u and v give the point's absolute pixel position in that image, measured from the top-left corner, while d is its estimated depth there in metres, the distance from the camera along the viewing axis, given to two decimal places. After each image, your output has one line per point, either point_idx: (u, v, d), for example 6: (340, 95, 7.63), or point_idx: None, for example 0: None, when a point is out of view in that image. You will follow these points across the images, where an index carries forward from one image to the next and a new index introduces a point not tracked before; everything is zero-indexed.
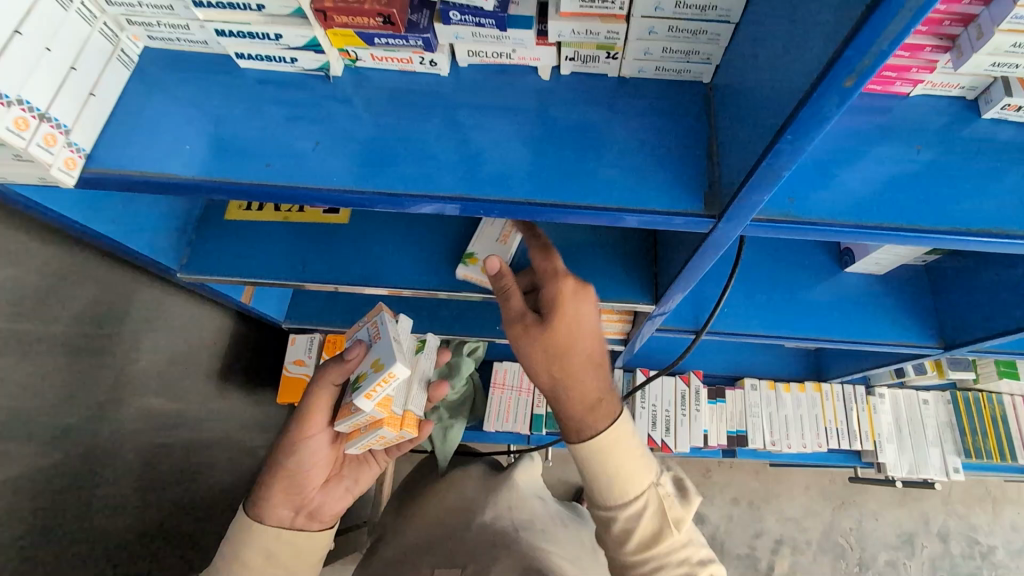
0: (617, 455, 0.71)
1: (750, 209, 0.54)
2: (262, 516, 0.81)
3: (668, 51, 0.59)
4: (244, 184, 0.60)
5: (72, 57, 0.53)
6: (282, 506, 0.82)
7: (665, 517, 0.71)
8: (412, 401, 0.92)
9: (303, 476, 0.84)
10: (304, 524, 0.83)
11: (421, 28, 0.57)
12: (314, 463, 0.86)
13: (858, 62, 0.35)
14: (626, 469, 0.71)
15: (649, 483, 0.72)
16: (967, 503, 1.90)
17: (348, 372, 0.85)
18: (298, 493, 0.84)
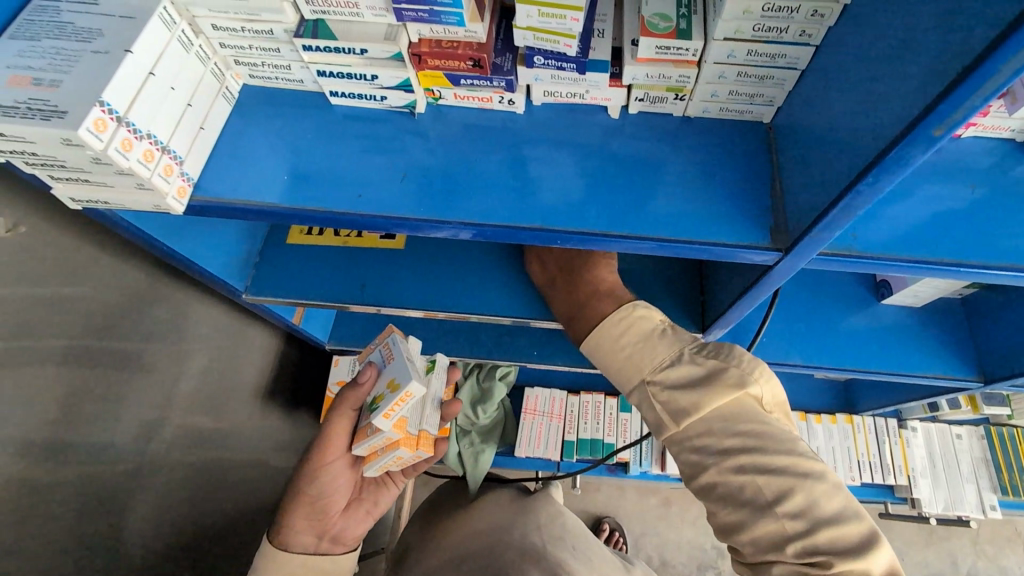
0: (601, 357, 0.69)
1: (820, 244, 0.57)
2: (286, 542, 0.81)
3: (734, 93, 0.63)
4: (333, 213, 0.64)
5: (189, 95, 0.58)
6: (305, 532, 0.82)
7: (663, 408, 0.63)
8: (426, 421, 0.90)
9: (326, 502, 0.85)
10: (329, 548, 0.84)
11: (505, 71, 0.62)
12: (335, 489, 0.86)
13: (950, 114, 0.38)
14: (616, 364, 0.67)
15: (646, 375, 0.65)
16: (996, 544, 1.85)
17: (363, 396, 0.81)
18: (321, 518, 0.85)
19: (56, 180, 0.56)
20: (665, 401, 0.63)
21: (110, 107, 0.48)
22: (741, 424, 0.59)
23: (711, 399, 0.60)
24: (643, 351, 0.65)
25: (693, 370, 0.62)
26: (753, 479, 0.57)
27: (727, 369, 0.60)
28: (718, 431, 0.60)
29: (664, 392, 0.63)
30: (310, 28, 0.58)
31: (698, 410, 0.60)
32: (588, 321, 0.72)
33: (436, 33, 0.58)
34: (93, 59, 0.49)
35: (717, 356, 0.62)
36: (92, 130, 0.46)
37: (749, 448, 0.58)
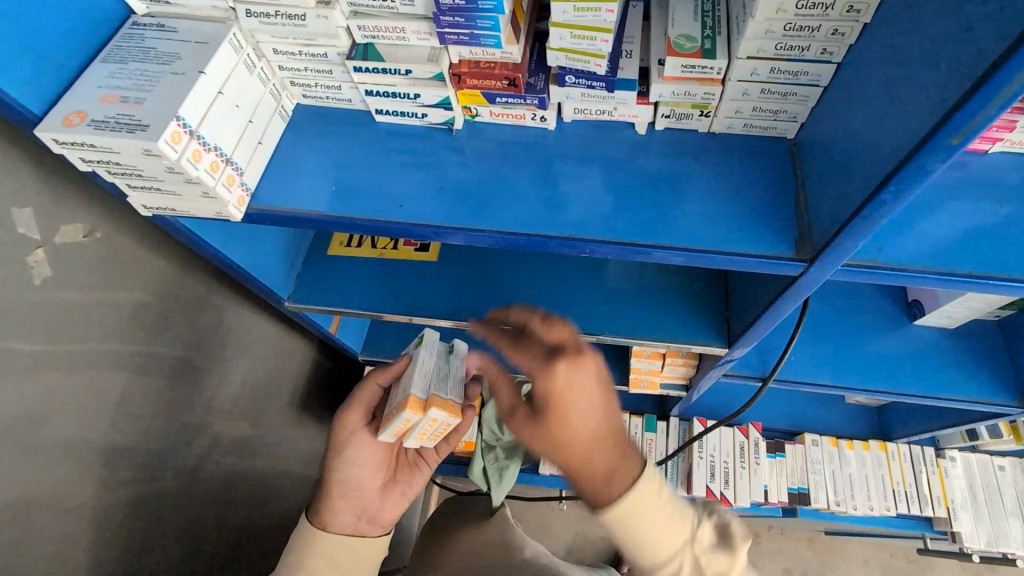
0: (638, 517, 0.64)
1: (844, 255, 0.58)
2: (325, 523, 0.89)
3: (758, 110, 0.66)
4: (375, 222, 0.68)
5: (249, 112, 0.64)
6: (343, 514, 0.90)
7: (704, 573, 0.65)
8: (451, 390, 0.86)
9: (355, 482, 0.92)
10: (365, 528, 0.92)
11: (538, 89, 0.66)
12: (362, 468, 0.92)
13: (967, 123, 0.40)
14: (647, 529, 0.64)
15: (684, 540, 0.65)
16: None
17: (392, 375, 0.91)
18: (356, 497, 0.92)
19: (132, 190, 0.61)
20: (708, 564, 0.65)
21: (184, 122, 0.53)
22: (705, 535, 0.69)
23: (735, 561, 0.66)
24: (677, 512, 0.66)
25: (710, 531, 0.68)
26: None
27: (730, 522, 0.68)
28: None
29: (704, 553, 0.66)
30: (361, 51, 0.63)
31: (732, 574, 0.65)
32: (604, 470, 0.65)
33: (475, 54, 0.62)
34: (170, 79, 0.54)
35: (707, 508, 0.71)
36: (168, 142, 0.52)
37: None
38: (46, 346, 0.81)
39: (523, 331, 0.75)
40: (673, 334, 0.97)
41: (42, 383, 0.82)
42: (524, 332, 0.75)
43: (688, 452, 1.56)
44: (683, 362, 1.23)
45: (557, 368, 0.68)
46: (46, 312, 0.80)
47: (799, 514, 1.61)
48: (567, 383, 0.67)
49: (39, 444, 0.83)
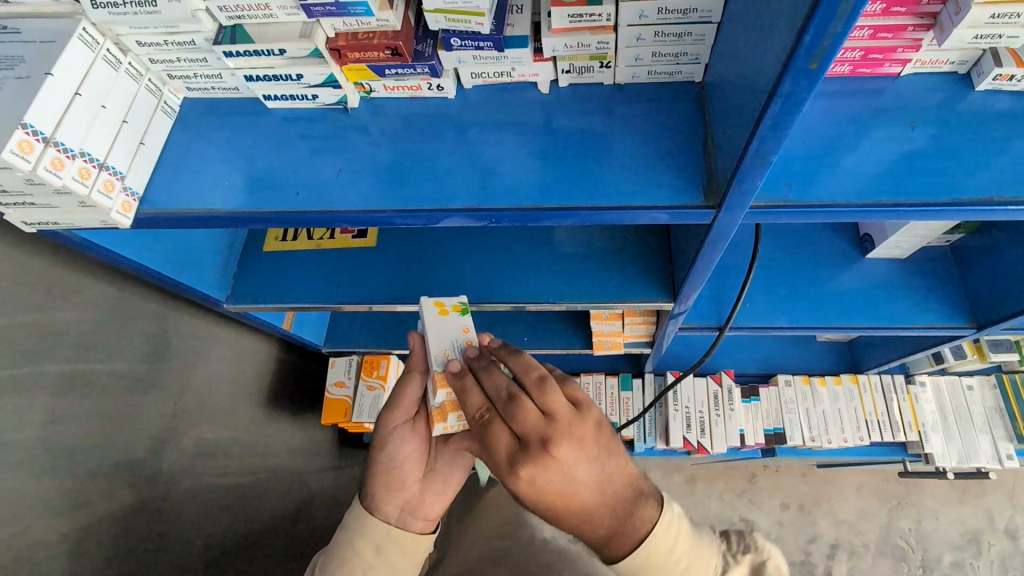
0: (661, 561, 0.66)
1: (747, 196, 0.57)
2: (371, 509, 0.76)
3: (658, 55, 0.63)
4: (278, 212, 0.66)
5: (123, 112, 0.60)
6: (387, 505, 0.76)
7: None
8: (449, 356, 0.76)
9: (401, 474, 0.77)
10: (409, 524, 0.76)
11: (426, 57, 0.62)
12: (407, 460, 0.78)
13: (819, 44, 0.38)
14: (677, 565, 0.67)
15: None
16: None
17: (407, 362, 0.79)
18: (400, 490, 0.76)
19: (8, 207, 0.59)
20: None
21: (34, 129, 0.50)
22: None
23: None
24: (693, 558, 0.67)
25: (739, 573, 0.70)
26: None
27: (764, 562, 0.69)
28: None
29: None
30: (228, 34, 0.59)
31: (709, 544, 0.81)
32: (618, 521, 0.65)
33: (350, 26, 0.59)
34: (15, 85, 0.51)
35: (747, 546, 0.72)
36: (17, 152, 0.49)
37: None
38: None
39: (488, 423, 0.66)
40: (621, 293, 0.95)
41: None
42: (490, 420, 0.66)
43: (664, 404, 1.56)
44: (643, 319, 1.22)
45: (535, 481, 0.62)
46: None
47: (777, 452, 1.66)
48: (540, 493, 0.62)
49: None
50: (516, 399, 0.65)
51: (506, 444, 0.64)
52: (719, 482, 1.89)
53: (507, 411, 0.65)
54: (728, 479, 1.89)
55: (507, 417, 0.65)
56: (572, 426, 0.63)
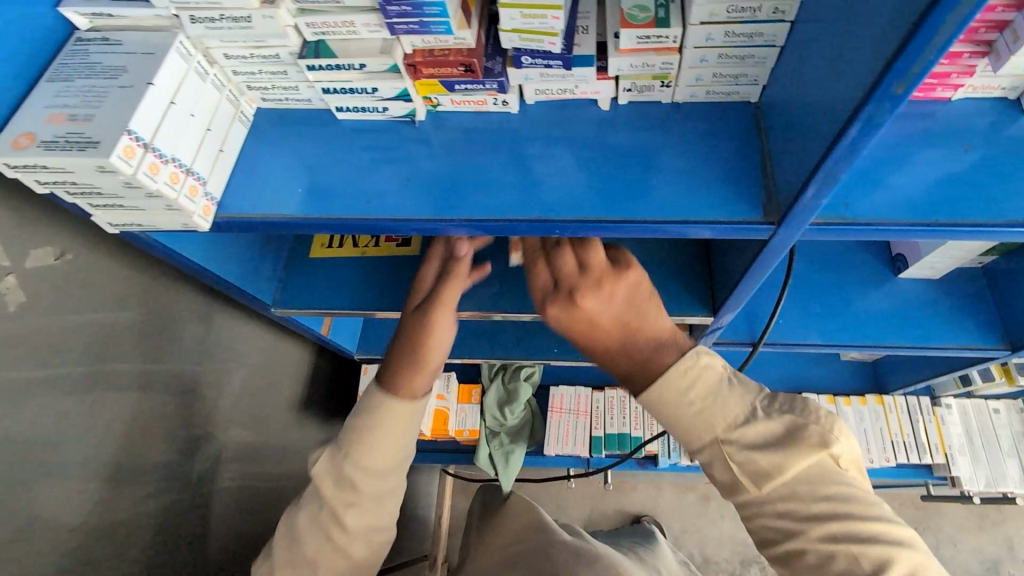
0: (673, 410, 0.63)
1: (809, 213, 0.59)
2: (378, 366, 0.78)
3: (718, 76, 0.66)
4: (345, 219, 0.68)
5: (207, 120, 0.63)
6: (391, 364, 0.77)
7: (743, 471, 0.59)
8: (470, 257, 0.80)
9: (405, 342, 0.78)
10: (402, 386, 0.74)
11: (496, 73, 0.65)
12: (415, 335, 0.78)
13: (909, 70, 0.40)
14: (688, 422, 0.62)
15: (715, 441, 0.61)
16: None
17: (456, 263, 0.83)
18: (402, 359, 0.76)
19: (96, 209, 0.61)
20: (743, 464, 0.59)
21: (137, 135, 0.53)
22: (825, 487, 0.57)
23: (796, 461, 0.57)
24: (714, 404, 0.62)
25: (774, 428, 0.60)
26: (847, 547, 0.55)
27: (807, 426, 0.59)
28: (803, 496, 0.57)
29: (743, 454, 0.59)
30: (312, 49, 0.62)
31: (780, 470, 0.58)
32: (649, 372, 0.65)
33: (428, 43, 0.62)
34: (120, 93, 0.54)
35: (792, 408, 0.61)
36: (122, 157, 0.52)
37: (837, 514, 0.56)
38: (31, 370, 0.81)
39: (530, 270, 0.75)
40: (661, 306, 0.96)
41: (39, 409, 0.83)
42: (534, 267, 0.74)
43: None
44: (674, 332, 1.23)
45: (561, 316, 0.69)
46: (34, 339, 0.81)
47: None
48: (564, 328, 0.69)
49: (27, 466, 0.82)
50: (562, 248, 0.72)
51: (541, 282, 0.73)
52: None
53: (573, 293, 0.68)
54: None
55: (548, 263, 0.73)
56: (606, 278, 0.68)
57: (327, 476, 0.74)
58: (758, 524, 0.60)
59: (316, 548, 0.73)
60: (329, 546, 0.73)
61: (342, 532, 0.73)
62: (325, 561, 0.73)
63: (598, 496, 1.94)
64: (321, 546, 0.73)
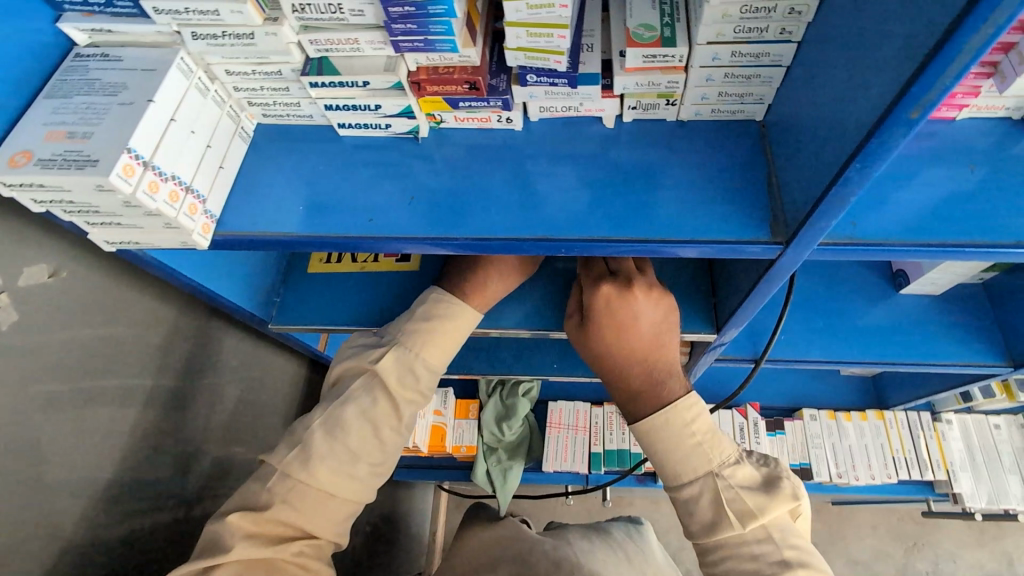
0: (673, 433, 0.75)
1: (817, 235, 0.58)
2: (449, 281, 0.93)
3: (724, 95, 0.65)
4: (347, 237, 0.67)
5: (207, 137, 0.62)
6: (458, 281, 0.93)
7: (730, 508, 0.71)
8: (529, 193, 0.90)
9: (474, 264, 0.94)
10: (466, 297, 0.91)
11: (501, 91, 0.65)
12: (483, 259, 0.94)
13: (924, 96, 0.40)
14: (681, 452, 0.74)
15: (708, 474, 0.74)
16: None
17: None
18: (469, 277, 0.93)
19: (94, 227, 0.60)
20: (731, 501, 0.72)
21: (137, 153, 0.52)
22: (790, 537, 0.71)
23: (774, 507, 0.71)
24: (710, 442, 0.75)
25: (755, 475, 0.74)
26: None
27: (781, 480, 0.73)
28: (773, 539, 0.71)
29: (731, 491, 0.72)
30: (315, 66, 0.61)
31: (759, 514, 0.70)
32: (658, 396, 0.76)
33: (433, 60, 0.61)
34: (120, 111, 0.53)
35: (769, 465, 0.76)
36: (121, 175, 0.51)
37: (801, 561, 0.69)
38: (21, 390, 0.79)
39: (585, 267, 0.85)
40: None
41: (31, 432, 0.81)
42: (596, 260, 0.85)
43: None
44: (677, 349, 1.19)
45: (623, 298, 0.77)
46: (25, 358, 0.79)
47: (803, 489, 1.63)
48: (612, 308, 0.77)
49: (11, 487, 0.79)
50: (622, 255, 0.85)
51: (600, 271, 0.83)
52: None
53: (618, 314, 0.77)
54: None
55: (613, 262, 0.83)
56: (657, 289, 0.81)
57: (393, 371, 0.85)
58: (724, 566, 0.72)
59: (361, 442, 0.80)
60: (375, 441, 0.81)
61: (393, 430, 0.83)
62: (365, 457, 0.80)
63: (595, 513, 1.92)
64: (367, 440, 0.80)
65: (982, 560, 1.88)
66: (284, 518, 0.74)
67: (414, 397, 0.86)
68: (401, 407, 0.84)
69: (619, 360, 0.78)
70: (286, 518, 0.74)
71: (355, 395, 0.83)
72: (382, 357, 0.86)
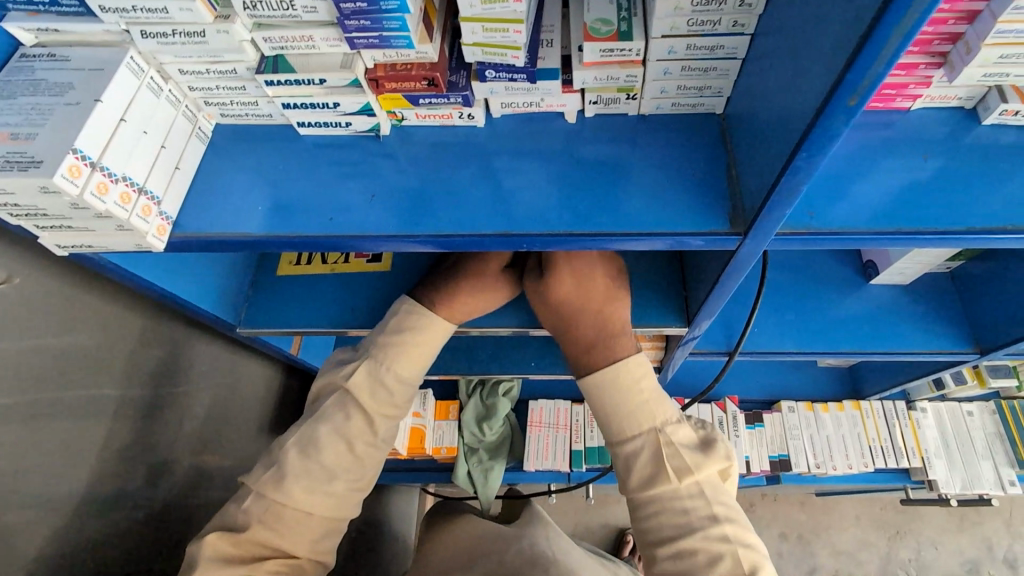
0: (622, 387, 0.78)
1: (774, 224, 0.59)
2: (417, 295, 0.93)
3: (683, 88, 0.66)
4: (308, 236, 0.66)
5: (161, 138, 0.61)
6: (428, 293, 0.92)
7: (670, 462, 0.74)
8: None
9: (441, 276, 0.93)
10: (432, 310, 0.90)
11: (460, 87, 0.64)
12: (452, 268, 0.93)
13: (859, 83, 0.40)
14: (628, 406, 0.78)
15: (651, 426, 0.76)
16: None
17: None
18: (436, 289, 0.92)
19: (43, 230, 0.59)
20: (671, 455, 0.74)
21: (83, 154, 0.51)
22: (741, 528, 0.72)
23: (711, 465, 0.74)
24: (655, 400, 0.78)
25: (695, 438, 0.77)
26: None
27: (715, 440, 0.77)
28: (710, 499, 0.72)
29: (674, 446, 0.74)
30: (271, 63, 0.60)
31: (698, 472, 0.73)
32: (610, 351, 0.81)
33: (389, 57, 0.61)
34: (65, 111, 0.52)
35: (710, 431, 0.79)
36: (67, 176, 0.50)
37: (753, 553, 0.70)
38: None
39: None
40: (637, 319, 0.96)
41: None
42: None
43: None
44: (651, 344, 1.22)
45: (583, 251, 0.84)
46: None
47: (783, 480, 1.65)
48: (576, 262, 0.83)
49: None
50: None
51: None
52: None
53: (571, 271, 0.82)
54: None
55: None
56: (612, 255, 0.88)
57: (364, 386, 0.85)
58: (657, 522, 0.73)
59: (336, 459, 0.81)
60: (351, 457, 0.82)
61: (367, 445, 0.83)
62: (343, 474, 0.81)
63: (582, 511, 2.00)
64: (341, 455, 0.81)
65: (962, 545, 1.92)
66: (262, 539, 0.74)
67: (388, 412, 0.86)
68: (376, 421, 0.84)
69: (577, 312, 0.83)
70: (265, 539, 0.74)
71: (328, 414, 0.84)
72: (353, 373, 0.86)
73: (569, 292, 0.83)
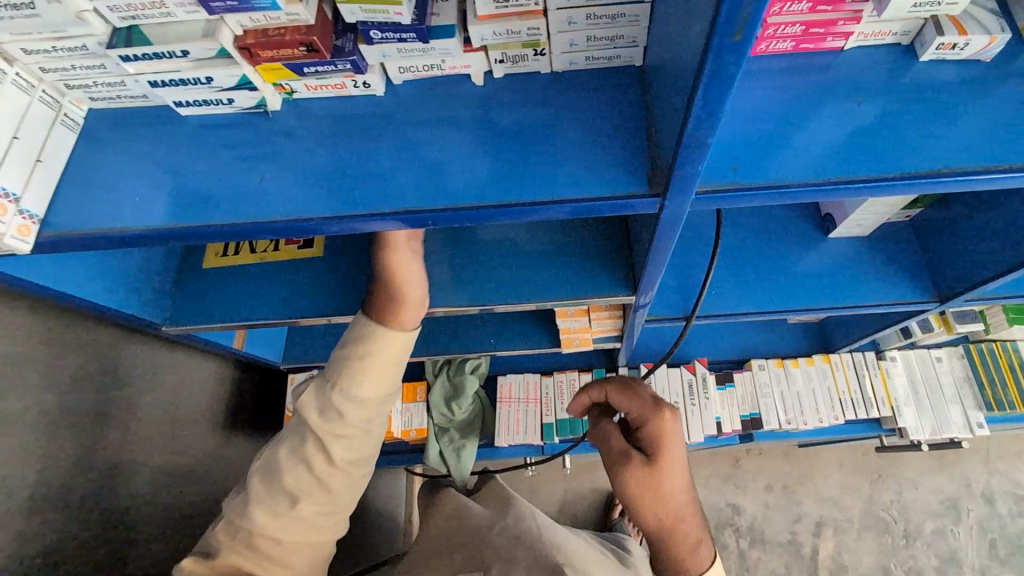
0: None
1: (690, 183, 0.54)
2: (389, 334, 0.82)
3: (593, 39, 0.60)
4: (195, 228, 0.61)
5: (12, 127, 0.55)
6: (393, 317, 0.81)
7: None
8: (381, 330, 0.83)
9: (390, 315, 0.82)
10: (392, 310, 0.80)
11: (347, 52, 0.58)
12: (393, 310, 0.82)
13: (739, 15, 0.36)
14: None
15: None
16: (1006, 460, 1.97)
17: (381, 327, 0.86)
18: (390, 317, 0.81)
19: None
20: None
21: None
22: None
23: None
24: None
25: None
26: None
27: None
28: None
29: None
30: (123, 36, 0.54)
31: None
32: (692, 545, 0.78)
33: (258, 21, 0.54)
34: None
35: None
36: None
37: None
38: None
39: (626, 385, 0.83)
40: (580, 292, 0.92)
41: None
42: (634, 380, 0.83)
43: None
44: (608, 314, 1.20)
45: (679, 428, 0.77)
46: None
47: (755, 438, 1.65)
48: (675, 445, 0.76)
49: None
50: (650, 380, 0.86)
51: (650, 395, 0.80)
52: (706, 468, 2.02)
53: (672, 457, 0.76)
54: (713, 464, 2.02)
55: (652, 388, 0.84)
56: None
57: (313, 406, 0.83)
58: None
59: (297, 480, 0.82)
60: (311, 478, 0.82)
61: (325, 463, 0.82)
62: (307, 496, 0.82)
63: (567, 478, 2.00)
64: (303, 478, 0.82)
65: (942, 484, 1.95)
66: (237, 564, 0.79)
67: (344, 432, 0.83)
68: (329, 444, 0.82)
69: (670, 501, 0.76)
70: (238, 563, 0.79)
71: (287, 436, 0.86)
72: (303, 393, 0.84)
73: (666, 477, 0.75)
